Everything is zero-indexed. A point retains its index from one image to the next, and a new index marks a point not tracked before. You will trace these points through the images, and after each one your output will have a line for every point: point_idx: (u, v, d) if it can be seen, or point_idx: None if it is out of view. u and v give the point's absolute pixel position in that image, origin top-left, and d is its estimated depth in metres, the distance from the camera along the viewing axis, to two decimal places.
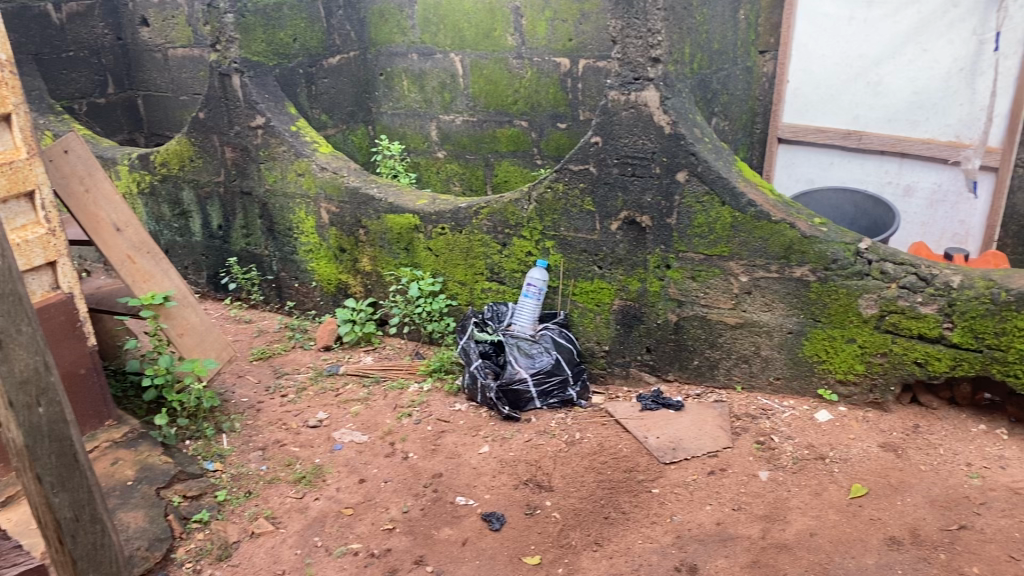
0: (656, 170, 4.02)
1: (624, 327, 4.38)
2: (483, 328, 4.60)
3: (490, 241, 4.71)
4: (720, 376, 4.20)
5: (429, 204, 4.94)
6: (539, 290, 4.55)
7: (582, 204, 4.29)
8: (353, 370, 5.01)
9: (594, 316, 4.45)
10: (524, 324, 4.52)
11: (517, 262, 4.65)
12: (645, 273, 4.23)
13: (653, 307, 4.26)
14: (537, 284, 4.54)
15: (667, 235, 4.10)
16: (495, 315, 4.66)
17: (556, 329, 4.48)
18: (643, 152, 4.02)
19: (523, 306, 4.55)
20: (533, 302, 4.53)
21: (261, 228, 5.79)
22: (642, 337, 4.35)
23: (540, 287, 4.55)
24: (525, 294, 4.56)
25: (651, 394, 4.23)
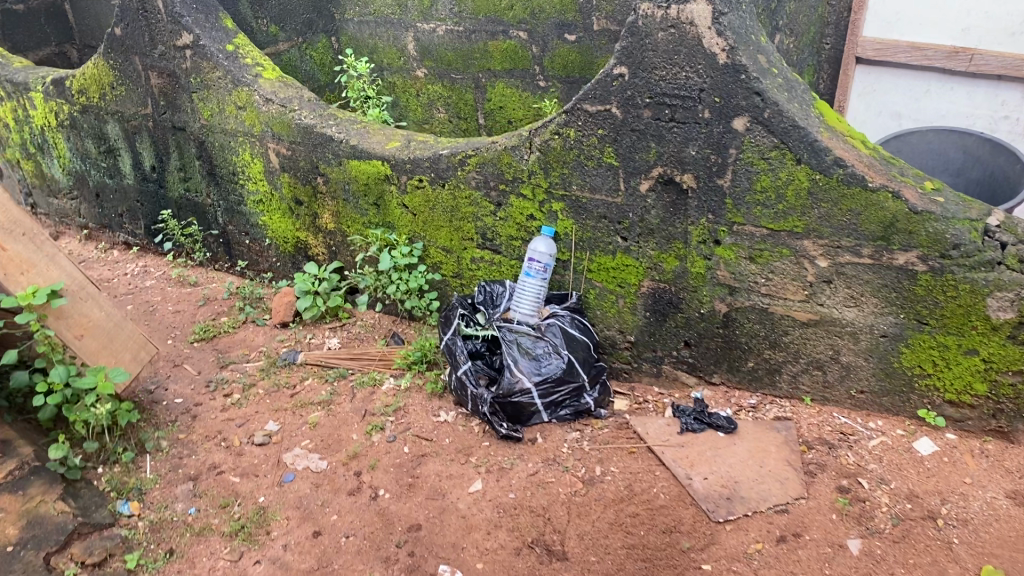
0: (703, 113, 2.94)
1: (657, 315, 3.40)
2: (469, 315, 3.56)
3: (481, 198, 3.66)
4: (782, 384, 3.22)
5: (400, 150, 3.85)
6: (544, 267, 3.51)
7: (601, 154, 3.23)
8: (314, 360, 4.04)
9: (616, 299, 3.47)
10: (527, 312, 3.50)
11: (515, 227, 3.62)
12: (685, 248, 3.21)
13: (695, 293, 3.25)
14: (541, 258, 3.49)
15: (717, 201, 3.04)
16: (484, 297, 3.62)
17: (568, 319, 3.48)
18: (686, 87, 2.93)
19: (525, 290, 3.52)
20: (537, 282, 3.50)
21: (200, 171, 4.71)
22: (679, 329, 3.37)
23: (548, 262, 3.51)
24: (527, 273, 3.52)
25: (692, 408, 3.27)
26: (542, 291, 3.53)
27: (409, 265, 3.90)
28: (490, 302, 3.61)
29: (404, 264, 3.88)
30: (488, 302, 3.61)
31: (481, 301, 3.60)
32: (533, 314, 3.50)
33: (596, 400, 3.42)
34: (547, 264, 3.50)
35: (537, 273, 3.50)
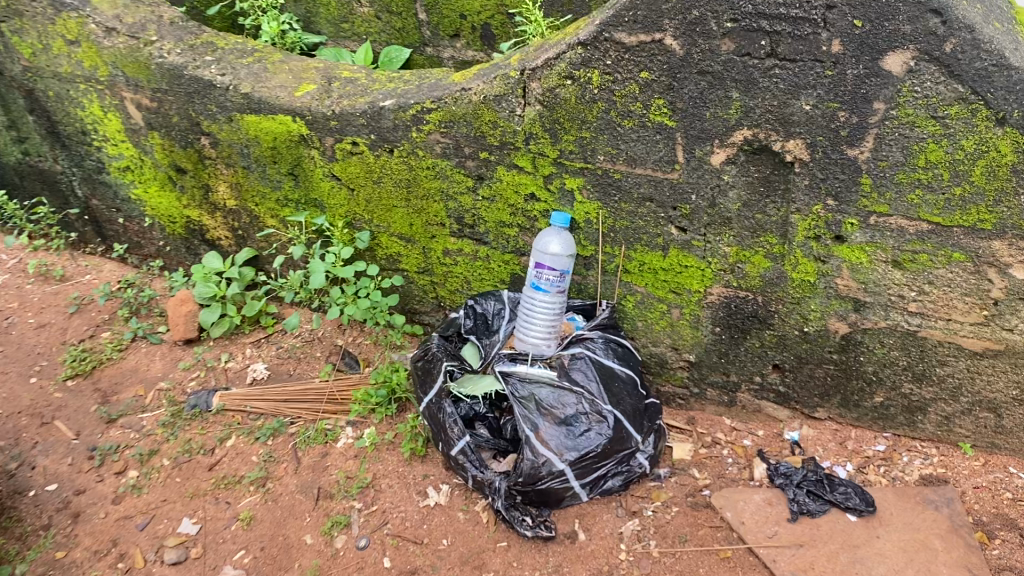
0: (829, 45, 1.75)
1: (732, 331, 2.33)
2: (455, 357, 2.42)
3: (451, 168, 2.46)
4: (927, 426, 2.23)
5: (319, 101, 2.58)
6: (560, 277, 2.33)
7: (644, 110, 2.04)
8: (237, 405, 2.89)
9: (668, 308, 2.38)
10: (540, 342, 2.39)
11: (507, 208, 2.45)
12: (782, 245, 2.10)
13: (798, 306, 2.17)
14: (553, 266, 2.31)
15: (844, 180, 1.91)
16: (473, 323, 2.46)
17: (600, 347, 2.39)
18: (799, 4, 1.74)
19: (533, 309, 2.37)
20: (551, 299, 2.35)
21: (38, 130, 3.34)
22: (765, 350, 2.31)
23: (565, 269, 2.33)
24: (534, 287, 2.35)
25: (802, 472, 2.25)
26: (560, 309, 2.38)
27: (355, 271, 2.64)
28: (483, 330, 2.46)
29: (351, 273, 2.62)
30: (480, 331, 2.46)
31: (470, 331, 2.45)
32: (548, 345, 2.39)
33: (651, 459, 2.39)
34: (563, 272, 2.33)
35: (548, 286, 2.33)
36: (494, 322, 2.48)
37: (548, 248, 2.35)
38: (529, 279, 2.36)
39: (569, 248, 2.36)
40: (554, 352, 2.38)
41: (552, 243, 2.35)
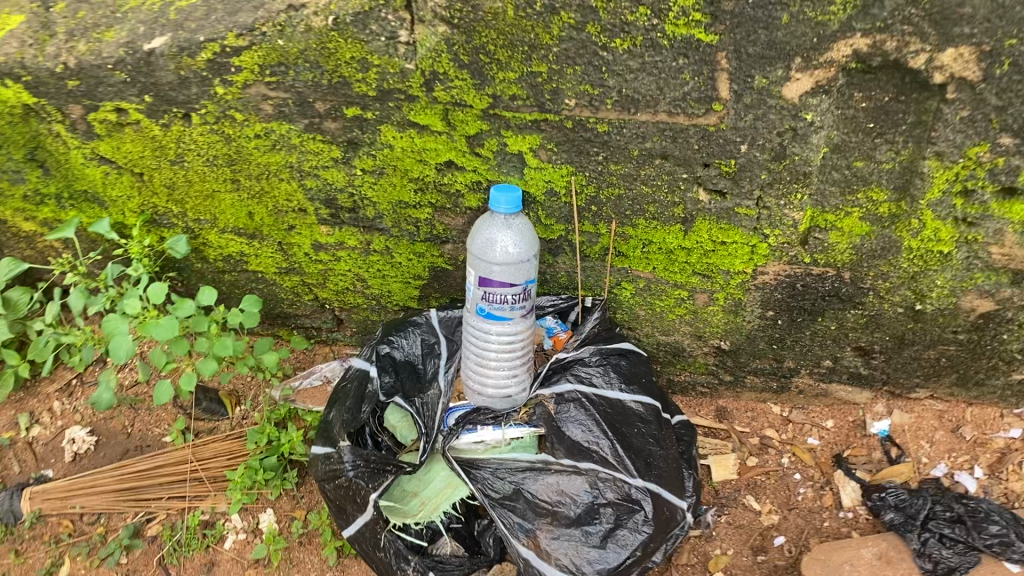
0: None
1: (794, 315, 1.51)
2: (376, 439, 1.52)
3: (300, 132, 1.45)
4: None
5: (36, 47, 1.45)
6: (523, 295, 1.40)
7: (653, 19, 1.10)
8: (56, 507, 1.81)
9: (691, 295, 1.53)
10: (507, 387, 1.51)
11: (405, 181, 1.48)
12: (898, 203, 1.25)
13: (914, 278, 1.36)
14: (512, 285, 1.38)
15: None
16: (393, 378, 1.54)
17: (598, 374, 1.55)
18: None
19: (485, 339, 1.48)
20: (512, 326, 1.45)
21: None
22: (847, 332, 1.52)
23: (525, 276, 1.40)
24: (482, 312, 1.42)
25: (926, 509, 1.53)
26: (530, 334, 1.48)
27: (184, 311, 1.62)
28: (411, 384, 1.55)
29: (178, 318, 1.61)
30: (406, 387, 1.54)
31: (390, 391, 1.53)
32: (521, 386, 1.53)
33: (697, 494, 1.60)
34: (522, 283, 1.39)
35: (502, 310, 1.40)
36: (425, 367, 1.57)
37: (491, 246, 1.40)
38: (469, 300, 1.43)
39: (526, 237, 1.41)
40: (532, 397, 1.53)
41: (495, 235, 1.40)
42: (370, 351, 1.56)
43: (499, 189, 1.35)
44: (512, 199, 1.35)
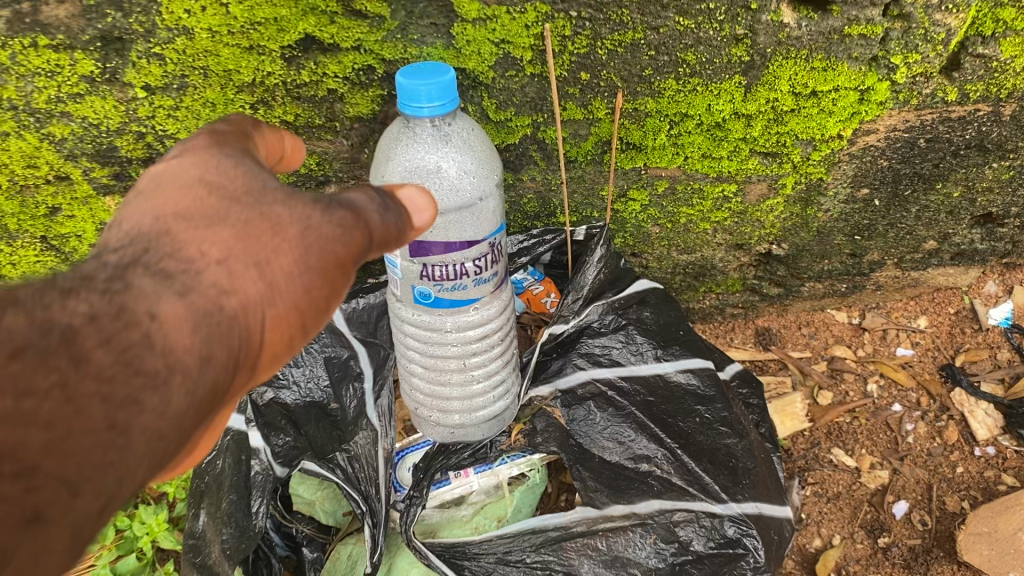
0: None
1: (902, 187, 0.96)
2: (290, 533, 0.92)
3: (1, 37, 0.75)
4: None
5: None
6: (490, 253, 0.78)
7: None
8: None
9: (740, 188, 0.95)
10: (488, 396, 0.92)
11: (229, 90, 0.80)
12: None
13: None
14: (467, 245, 0.75)
15: None
16: (292, 432, 0.91)
17: (618, 345, 0.97)
18: None
19: (433, 334, 0.86)
20: (476, 307, 0.84)
21: None
22: (974, 199, 0.99)
23: (488, 216, 0.78)
24: (422, 297, 0.79)
25: None
26: (507, 306, 0.88)
27: None
28: (323, 433, 0.91)
29: None
30: (318, 440, 0.91)
31: (292, 458, 0.89)
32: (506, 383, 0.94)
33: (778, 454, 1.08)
34: (489, 234, 0.77)
35: (465, 288, 0.78)
36: (340, 399, 0.93)
37: (414, 174, 0.76)
38: (398, 284, 0.80)
39: (469, 142, 0.78)
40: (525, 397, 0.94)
41: (416, 154, 0.76)
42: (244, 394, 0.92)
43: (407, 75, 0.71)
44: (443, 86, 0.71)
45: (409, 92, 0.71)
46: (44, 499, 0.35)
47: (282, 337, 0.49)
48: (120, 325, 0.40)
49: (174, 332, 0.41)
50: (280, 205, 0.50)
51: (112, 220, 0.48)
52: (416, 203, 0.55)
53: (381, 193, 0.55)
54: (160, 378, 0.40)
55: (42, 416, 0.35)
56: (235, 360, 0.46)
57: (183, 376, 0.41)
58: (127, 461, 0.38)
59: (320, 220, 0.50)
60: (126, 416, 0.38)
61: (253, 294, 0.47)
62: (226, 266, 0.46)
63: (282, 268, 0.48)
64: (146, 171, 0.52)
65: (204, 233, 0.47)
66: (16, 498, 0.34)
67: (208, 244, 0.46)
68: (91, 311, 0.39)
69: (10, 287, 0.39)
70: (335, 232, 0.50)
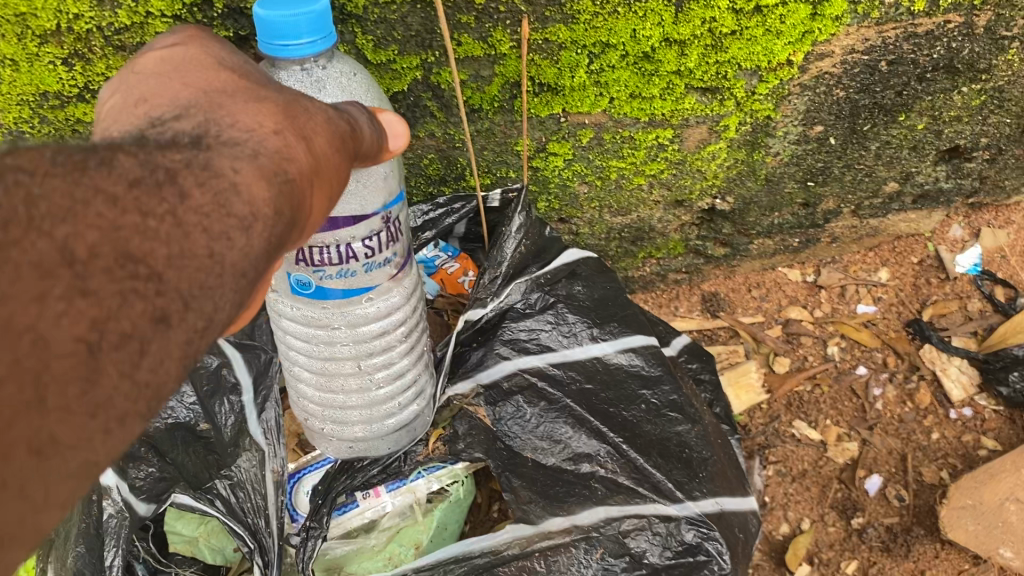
0: None
1: (859, 123, 0.83)
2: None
3: None
4: None
5: None
6: (384, 226, 0.63)
7: None
8: None
9: (677, 134, 0.81)
10: (400, 399, 0.76)
11: (28, 42, 0.65)
12: None
13: None
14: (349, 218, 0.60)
15: None
16: (154, 462, 0.75)
17: (547, 328, 0.82)
18: None
19: (320, 335, 0.70)
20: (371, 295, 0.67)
21: None
22: (940, 132, 0.87)
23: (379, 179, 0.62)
24: (302, 287, 0.64)
25: None
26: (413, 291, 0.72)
27: None
28: (196, 459, 0.76)
29: None
30: (188, 468, 0.76)
31: (158, 492, 0.74)
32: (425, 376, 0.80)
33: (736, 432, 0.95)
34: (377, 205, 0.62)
35: (351, 276, 0.63)
36: (213, 416, 0.77)
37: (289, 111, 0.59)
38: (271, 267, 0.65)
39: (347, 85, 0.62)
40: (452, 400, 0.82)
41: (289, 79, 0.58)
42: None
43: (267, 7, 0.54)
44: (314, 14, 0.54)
45: (273, 27, 0.54)
46: (168, 303, 0.36)
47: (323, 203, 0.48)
48: (208, 173, 0.39)
49: (256, 182, 0.41)
50: (304, 96, 0.49)
51: (131, 103, 0.45)
52: (391, 128, 0.54)
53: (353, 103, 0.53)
54: (249, 223, 0.40)
55: (161, 233, 0.36)
56: (299, 219, 0.45)
57: (265, 225, 0.41)
58: (214, 295, 0.38)
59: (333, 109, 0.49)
60: (220, 251, 0.38)
61: (306, 166, 0.45)
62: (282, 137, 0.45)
63: (321, 147, 0.46)
64: (141, 57, 0.47)
65: (240, 109, 0.44)
66: (148, 297, 0.35)
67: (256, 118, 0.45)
68: (184, 159, 0.39)
69: (86, 142, 0.37)
70: (338, 121, 0.49)
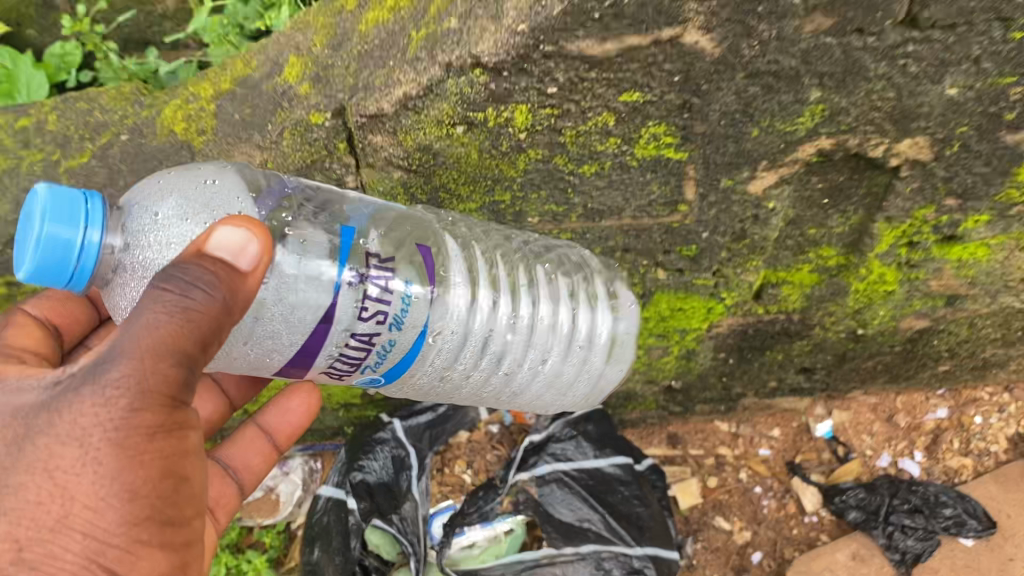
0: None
1: (744, 353, 1.58)
2: (362, 563, 1.45)
3: None
4: (997, 377, 1.69)
5: None
6: (358, 289, 0.96)
7: (623, 146, 1.04)
8: None
9: (647, 352, 1.56)
10: (511, 355, 1.16)
11: None
12: (844, 256, 1.30)
13: (856, 313, 1.43)
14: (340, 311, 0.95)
15: (986, 173, 1.10)
16: (368, 499, 1.48)
17: (571, 447, 1.57)
18: None
19: (435, 365, 1.10)
20: (412, 354, 1.02)
21: None
22: (792, 358, 1.60)
23: (299, 252, 0.97)
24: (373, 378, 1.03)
25: (883, 499, 1.64)
26: (471, 263, 1.11)
27: None
28: (387, 502, 1.49)
29: None
30: (382, 505, 1.48)
31: (368, 514, 1.47)
32: (596, 274, 1.25)
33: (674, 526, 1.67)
34: (337, 280, 0.95)
35: (396, 343, 0.99)
36: (397, 482, 1.52)
37: (166, 244, 0.88)
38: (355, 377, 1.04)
39: (200, 188, 0.93)
40: (620, 274, 1.29)
41: (148, 239, 0.88)
42: (342, 477, 1.51)
43: (35, 274, 0.80)
44: (70, 206, 0.81)
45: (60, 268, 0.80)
46: None
47: (172, 380, 0.79)
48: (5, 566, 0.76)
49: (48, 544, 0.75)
50: (78, 403, 0.78)
51: None
52: (217, 248, 0.78)
53: (206, 257, 0.78)
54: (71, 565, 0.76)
55: None
56: (106, 513, 0.77)
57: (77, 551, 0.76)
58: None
59: (99, 404, 0.77)
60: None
61: (117, 406, 0.77)
62: (93, 412, 0.77)
63: (91, 453, 0.77)
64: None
65: (25, 453, 0.79)
66: None
67: (79, 407, 0.78)
68: None
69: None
70: (157, 323, 0.77)
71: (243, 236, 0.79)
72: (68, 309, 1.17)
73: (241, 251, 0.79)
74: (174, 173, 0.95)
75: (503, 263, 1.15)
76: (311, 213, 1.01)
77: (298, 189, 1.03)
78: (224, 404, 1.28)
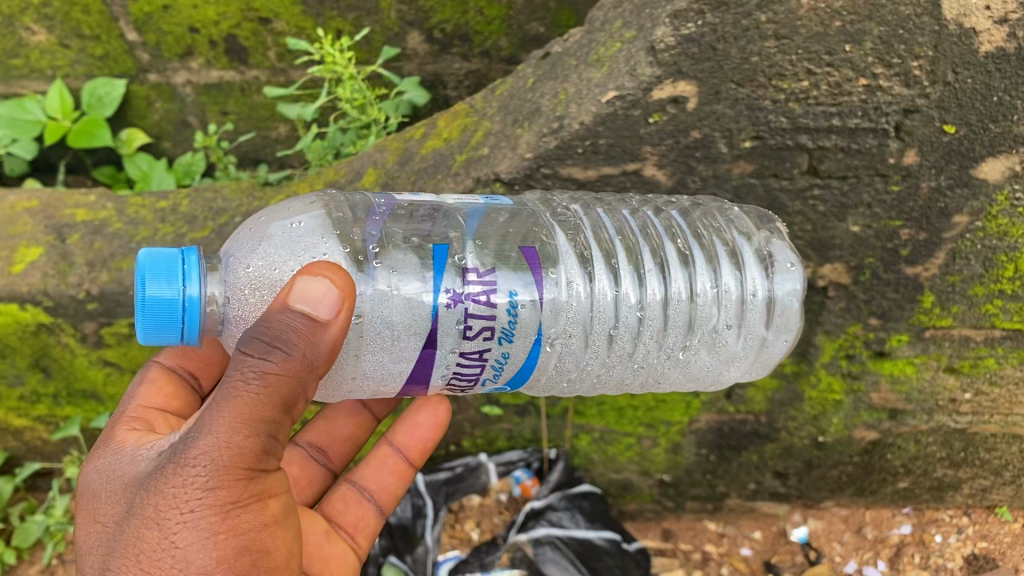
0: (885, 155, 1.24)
1: (722, 451, 1.82)
2: None
3: None
4: (954, 500, 1.88)
5: (58, 277, 1.64)
6: (456, 306, 1.07)
7: None
8: None
9: (638, 440, 1.82)
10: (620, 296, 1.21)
11: None
12: (798, 365, 1.57)
13: (815, 420, 1.68)
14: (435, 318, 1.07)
15: (897, 298, 1.40)
16: (388, 538, 1.79)
17: (566, 517, 1.82)
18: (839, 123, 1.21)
19: (564, 358, 1.21)
20: (527, 350, 1.12)
21: None
22: (766, 461, 1.83)
23: (390, 275, 1.09)
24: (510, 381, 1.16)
25: None
26: (581, 246, 1.21)
27: None
28: (403, 543, 1.79)
29: None
30: (398, 545, 1.79)
31: (386, 550, 1.78)
32: (735, 245, 1.26)
33: None
34: (434, 298, 1.07)
35: (509, 355, 1.11)
36: (415, 526, 1.81)
37: (260, 290, 1.04)
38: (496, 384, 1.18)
39: (289, 232, 1.09)
40: (779, 224, 1.29)
41: (244, 289, 1.03)
42: None
43: (149, 333, 0.97)
44: (169, 269, 0.98)
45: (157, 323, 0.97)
46: None
47: (248, 452, 0.93)
48: None
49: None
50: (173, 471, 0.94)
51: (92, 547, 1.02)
52: (300, 302, 0.91)
53: (289, 308, 0.91)
54: None
55: None
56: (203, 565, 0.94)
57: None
58: None
59: (188, 470, 0.93)
60: None
61: (199, 477, 0.93)
62: (175, 492, 0.93)
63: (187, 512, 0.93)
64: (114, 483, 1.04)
65: (137, 516, 0.96)
66: None
67: (168, 485, 0.94)
68: None
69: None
70: (242, 393, 0.92)
71: (324, 283, 0.93)
72: (199, 354, 1.37)
73: (320, 301, 0.92)
74: (268, 225, 1.12)
75: (634, 249, 1.24)
76: (401, 239, 1.13)
77: (390, 214, 1.17)
78: (366, 417, 1.51)
